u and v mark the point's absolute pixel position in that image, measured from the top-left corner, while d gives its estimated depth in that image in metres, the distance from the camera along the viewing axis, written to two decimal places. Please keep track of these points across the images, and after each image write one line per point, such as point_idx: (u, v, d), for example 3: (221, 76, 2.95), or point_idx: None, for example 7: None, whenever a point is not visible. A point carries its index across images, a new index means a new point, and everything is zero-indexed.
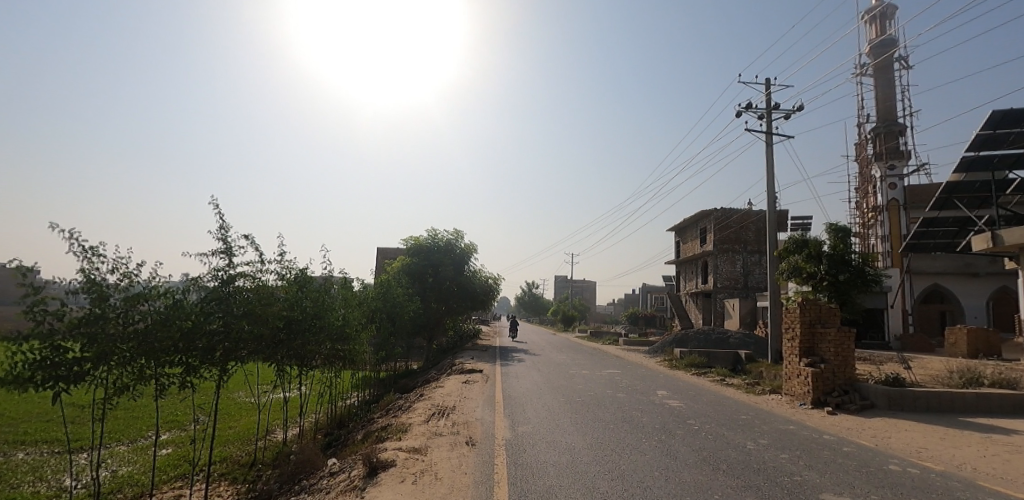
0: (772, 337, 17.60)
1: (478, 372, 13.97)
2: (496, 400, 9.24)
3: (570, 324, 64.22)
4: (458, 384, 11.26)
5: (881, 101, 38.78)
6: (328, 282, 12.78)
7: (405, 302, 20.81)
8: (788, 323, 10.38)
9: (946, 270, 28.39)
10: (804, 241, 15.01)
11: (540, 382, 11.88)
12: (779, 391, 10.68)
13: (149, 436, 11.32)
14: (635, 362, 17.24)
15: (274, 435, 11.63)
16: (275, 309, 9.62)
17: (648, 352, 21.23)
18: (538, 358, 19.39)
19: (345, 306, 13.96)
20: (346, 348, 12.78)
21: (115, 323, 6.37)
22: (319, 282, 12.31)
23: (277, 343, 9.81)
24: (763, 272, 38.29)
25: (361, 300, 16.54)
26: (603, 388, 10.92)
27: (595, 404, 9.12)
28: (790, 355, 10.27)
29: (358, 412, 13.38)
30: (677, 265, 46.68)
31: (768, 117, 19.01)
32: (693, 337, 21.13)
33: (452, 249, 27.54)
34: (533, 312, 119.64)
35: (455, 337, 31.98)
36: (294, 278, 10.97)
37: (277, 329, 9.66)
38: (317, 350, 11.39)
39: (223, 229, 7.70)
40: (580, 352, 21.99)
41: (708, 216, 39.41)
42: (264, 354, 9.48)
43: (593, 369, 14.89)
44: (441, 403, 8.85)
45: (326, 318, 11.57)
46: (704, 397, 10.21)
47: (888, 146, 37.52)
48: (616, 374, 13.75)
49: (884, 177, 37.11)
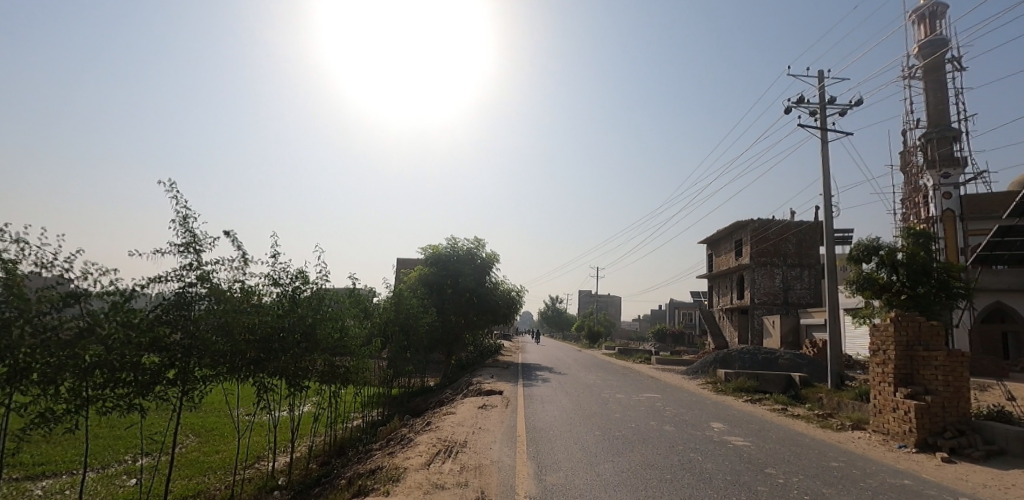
0: (833, 359, 15.46)
1: (499, 393, 12.40)
2: (518, 433, 7.59)
3: (595, 340, 61.91)
4: (473, 409, 9.70)
5: (933, 105, 35.98)
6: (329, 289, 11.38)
7: (421, 314, 19.37)
8: (876, 344, 8.48)
9: (1013, 286, 25.48)
10: (875, 247, 12.91)
11: (569, 408, 10.18)
12: (865, 428, 8.70)
13: (125, 463, 10.05)
14: (675, 385, 15.33)
15: (262, 464, 10.15)
16: (257, 319, 8.36)
17: (686, 373, 19.19)
18: (564, 377, 17.63)
19: (351, 315, 12.57)
20: (350, 365, 11.28)
21: (30, 331, 5.11)
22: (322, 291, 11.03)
23: (260, 358, 8.52)
24: (805, 287, 35.62)
25: (369, 312, 15.17)
26: (646, 419, 9.13)
27: (641, 442, 7.36)
28: (879, 383, 8.32)
29: (362, 437, 11.84)
30: (710, 279, 44.27)
31: (821, 113, 17.20)
32: (738, 357, 19.04)
33: (473, 259, 26.07)
34: (555, 326, 117.12)
35: (476, 352, 30.41)
36: (290, 286, 9.72)
37: (258, 342, 8.38)
38: (313, 367, 9.92)
39: (187, 221, 6.51)
40: (611, 371, 20.06)
41: (744, 227, 37.08)
42: (242, 372, 8.18)
43: (629, 393, 13.09)
44: (449, 437, 7.21)
45: (324, 330, 10.16)
46: (772, 433, 8.35)
47: (941, 152, 34.78)
48: (657, 399, 11.91)
49: (938, 186, 34.30)
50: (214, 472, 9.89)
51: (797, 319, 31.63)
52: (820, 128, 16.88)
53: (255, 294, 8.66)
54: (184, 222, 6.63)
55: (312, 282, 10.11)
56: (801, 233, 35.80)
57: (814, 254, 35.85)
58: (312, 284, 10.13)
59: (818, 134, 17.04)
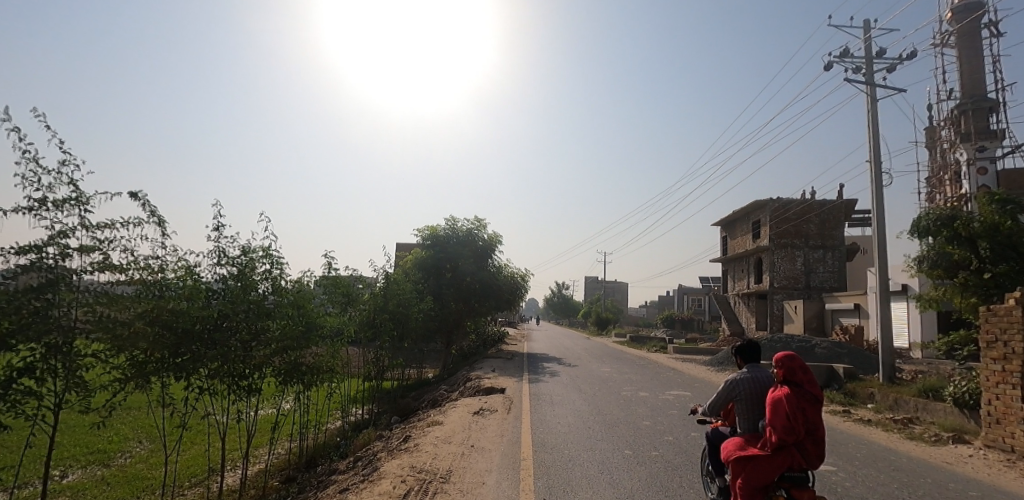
0: (885, 350, 13.43)
1: (500, 392, 10.59)
2: (523, 456, 5.73)
3: (604, 327, 60.34)
4: (467, 417, 7.89)
5: (966, 74, 32.35)
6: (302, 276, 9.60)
7: (415, 302, 17.50)
8: (993, 336, 6.45)
9: None
10: (951, 215, 10.62)
11: (585, 413, 8.34)
12: (972, 444, 6.75)
13: (49, 480, 8.45)
14: (702, 379, 13.45)
15: (213, 482, 8.39)
16: (157, 303, 6.43)
17: (711, 364, 17.28)
18: (574, 370, 15.76)
19: (325, 301, 10.66)
20: (321, 361, 9.43)
21: None
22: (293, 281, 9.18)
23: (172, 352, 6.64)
24: (829, 271, 33.41)
25: (352, 300, 13.34)
26: (684, 430, 7.25)
27: (689, 470, 5.47)
28: (999, 387, 6.29)
29: (342, 443, 10.06)
30: (724, 262, 42.22)
31: (867, 68, 14.87)
32: (769, 346, 17.10)
33: (473, 241, 24.05)
34: (561, 313, 115.71)
35: (480, 341, 28.62)
36: (239, 264, 7.82)
37: (167, 328, 6.51)
38: (270, 362, 8.08)
39: (60, 167, 4.52)
40: (626, 362, 18.26)
41: (763, 207, 34.82)
42: (141, 365, 6.32)
43: (652, 390, 11.23)
44: (428, 463, 5.38)
45: (284, 318, 8.30)
46: (853, 451, 6.42)
47: (977, 125, 32.00)
48: (687, 400, 10.05)
49: (973, 160, 31.74)
50: (155, 489, 8.21)
51: (822, 304, 29.60)
52: (866, 83, 14.62)
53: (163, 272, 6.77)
54: (61, 168, 4.65)
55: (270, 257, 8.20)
56: (824, 213, 33.51)
57: (838, 235, 33.55)
58: (271, 260, 8.25)
59: (864, 90, 14.80)
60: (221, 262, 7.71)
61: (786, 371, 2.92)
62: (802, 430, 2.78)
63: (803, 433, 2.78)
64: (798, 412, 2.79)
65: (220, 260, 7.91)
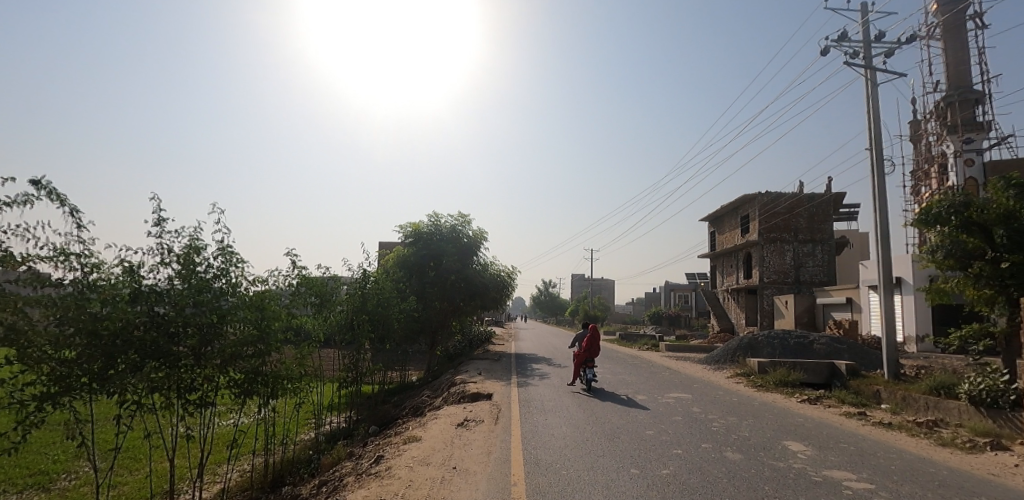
0: (890, 345, 12.81)
1: (486, 399, 9.75)
2: (514, 479, 4.88)
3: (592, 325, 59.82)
4: (450, 429, 7.00)
5: (952, 66, 32.24)
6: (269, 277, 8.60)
7: (396, 301, 16.53)
8: None
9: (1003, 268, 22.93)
10: (965, 201, 9.96)
11: (582, 422, 7.52)
12: (1013, 451, 6.08)
13: None
14: (700, 379, 12.74)
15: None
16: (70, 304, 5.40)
17: (707, 362, 16.63)
18: (566, 371, 14.97)
19: (292, 303, 9.66)
20: (287, 367, 8.42)
21: None
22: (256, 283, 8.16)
23: (95, 361, 5.66)
24: (818, 265, 33.17)
25: (323, 302, 12.29)
26: (694, 441, 6.46)
27: (710, 491, 4.67)
28: None
29: (315, 458, 9.12)
30: (713, 258, 41.90)
31: (866, 53, 14.21)
32: (766, 343, 16.51)
33: (458, 238, 23.11)
34: (549, 311, 115.20)
35: (465, 341, 27.69)
36: (188, 263, 6.80)
37: (88, 333, 5.52)
38: (226, 370, 7.05)
39: None
40: (618, 362, 17.53)
41: (751, 201, 34.41)
42: None
43: (650, 393, 10.48)
44: (401, 493, 4.49)
45: (242, 322, 7.24)
46: (888, 463, 5.67)
47: (963, 117, 31.82)
48: (689, 403, 9.28)
49: (960, 152, 31.63)
50: None
51: (813, 298, 29.30)
52: (865, 67, 14.00)
53: (87, 268, 5.81)
54: None
55: (229, 254, 7.21)
56: (813, 207, 33.23)
57: (827, 229, 33.31)
58: (230, 258, 7.26)
59: (862, 75, 14.19)
60: (165, 260, 6.73)
61: (588, 334, 11.26)
62: (591, 348, 11.20)
63: (591, 348, 11.18)
64: (590, 343, 11.16)
65: (168, 258, 6.91)
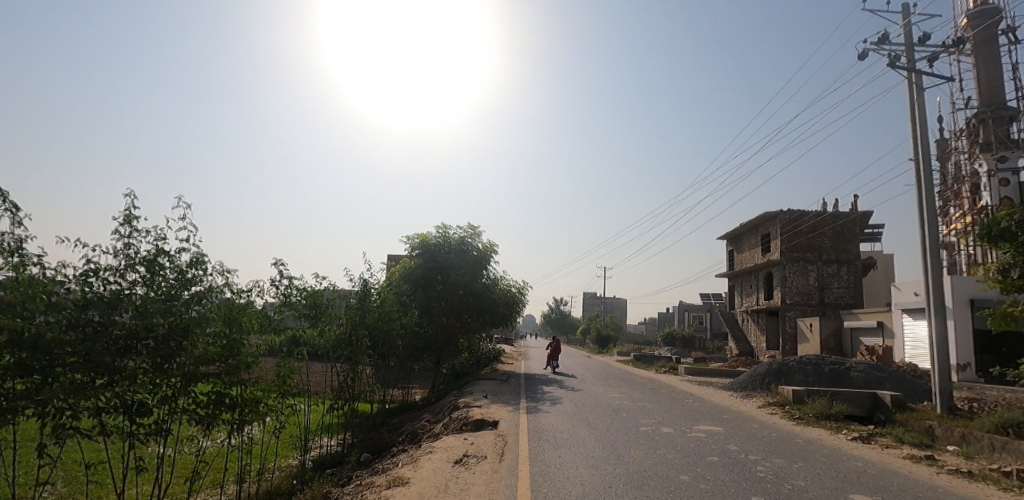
0: (940, 376, 11.52)
1: (491, 428, 8.70)
2: None
3: (604, 345, 58.15)
4: (445, 468, 5.96)
5: (983, 82, 30.97)
6: (252, 290, 7.69)
7: (400, 316, 15.56)
8: None
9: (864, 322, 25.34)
10: None
11: (600, 461, 6.44)
12: None
13: None
14: (729, 408, 11.53)
15: None
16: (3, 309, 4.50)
17: (733, 389, 15.39)
18: (580, 396, 13.82)
19: (279, 315, 8.75)
20: (261, 388, 7.49)
21: None
22: (237, 295, 7.26)
23: (24, 379, 4.70)
24: (843, 286, 31.67)
25: (317, 315, 11.31)
26: (739, 492, 5.33)
27: None
28: None
29: (298, 489, 8.15)
30: (731, 277, 40.47)
31: (908, 58, 13.17)
32: (799, 370, 15.22)
33: (466, 250, 22.19)
34: (560, 330, 113.30)
35: (473, 360, 26.51)
36: (154, 272, 5.93)
37: (17, 344, 4.58)
38: (188, 390, 6.11)
39: None
40: (636, 386, 16.31)
41: (772, 219, 33.15)
42: None
43: (677, 425, 9.33)
44: None
45: (211, 337, 6.31)
46: None
47: (996, 134, 30.40)
48: (722, 439, 8.12)
49: (994, 171, 30.18)
50: None
51: (839, 322, 27.77)
52: (909, 70, 13.00)
53: (24, 266, 4.93)
54: None
55: (205, 266, 6.36)
56: (838, 226, 31.86)
57: (853, 249, 31.89)
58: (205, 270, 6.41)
59: (905, 79, 13.19)
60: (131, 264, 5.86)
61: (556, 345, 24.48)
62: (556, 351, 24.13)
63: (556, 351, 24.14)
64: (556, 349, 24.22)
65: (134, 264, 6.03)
